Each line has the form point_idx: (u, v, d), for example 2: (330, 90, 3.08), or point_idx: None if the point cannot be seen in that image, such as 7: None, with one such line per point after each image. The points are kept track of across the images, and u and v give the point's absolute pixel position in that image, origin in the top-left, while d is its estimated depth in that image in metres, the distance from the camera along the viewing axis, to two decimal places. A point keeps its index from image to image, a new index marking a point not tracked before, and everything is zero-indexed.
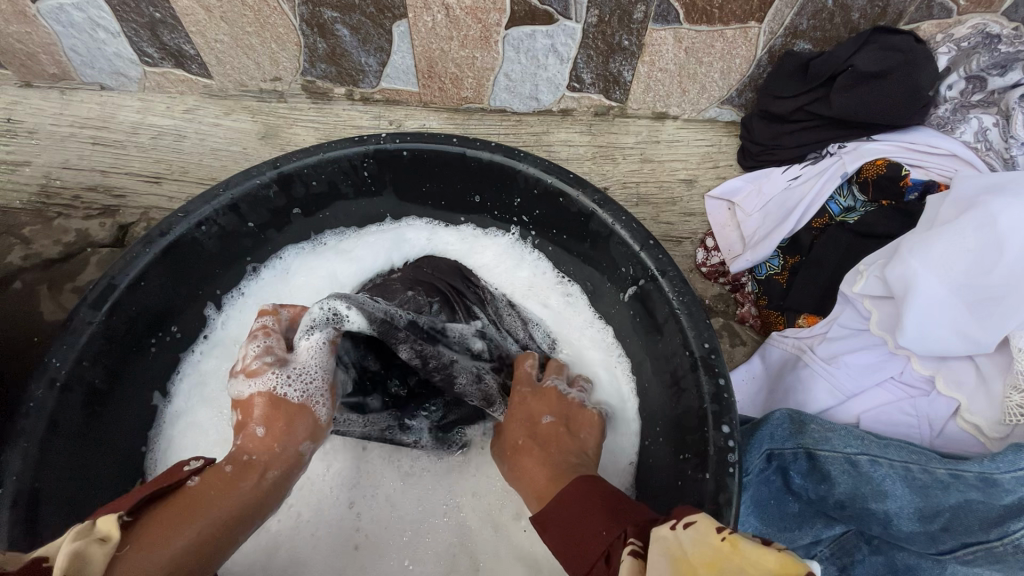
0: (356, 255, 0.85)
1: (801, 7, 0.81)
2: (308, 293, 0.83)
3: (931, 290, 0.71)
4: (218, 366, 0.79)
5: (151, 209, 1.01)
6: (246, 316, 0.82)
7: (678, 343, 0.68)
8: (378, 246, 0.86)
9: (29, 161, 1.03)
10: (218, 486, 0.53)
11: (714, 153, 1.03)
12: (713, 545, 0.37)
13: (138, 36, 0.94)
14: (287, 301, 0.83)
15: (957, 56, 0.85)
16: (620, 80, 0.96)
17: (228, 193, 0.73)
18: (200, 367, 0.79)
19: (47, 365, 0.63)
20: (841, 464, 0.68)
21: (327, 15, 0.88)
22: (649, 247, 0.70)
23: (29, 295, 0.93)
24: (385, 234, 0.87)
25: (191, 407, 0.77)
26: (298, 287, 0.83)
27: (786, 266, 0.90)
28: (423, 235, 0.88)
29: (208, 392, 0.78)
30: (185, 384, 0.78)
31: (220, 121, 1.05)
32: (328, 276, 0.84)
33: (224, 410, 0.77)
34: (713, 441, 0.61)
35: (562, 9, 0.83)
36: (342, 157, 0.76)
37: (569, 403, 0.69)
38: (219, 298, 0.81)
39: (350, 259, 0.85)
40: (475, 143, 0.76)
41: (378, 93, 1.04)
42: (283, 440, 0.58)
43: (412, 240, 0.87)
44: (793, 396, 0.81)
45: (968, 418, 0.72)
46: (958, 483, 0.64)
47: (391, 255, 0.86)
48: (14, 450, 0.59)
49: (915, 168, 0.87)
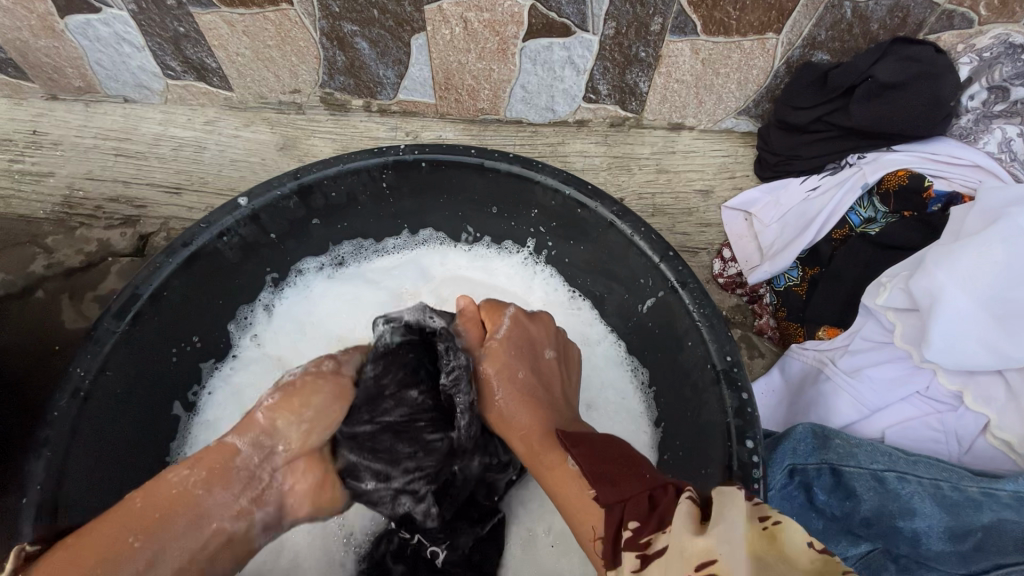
0: (380, 286, 0.88)
1: (820, 19, 0.81)
2: (339, 316, 0.86)
3: (958, 303, 0.69)
4: (251, 379, 0.82)
5: (171, 219, 1.02)
6: (278, 332, 0.85)
7: (699, 355, 0.67)
8: (401, 271, 0.89)
9: (53, 172, 1.05)
10: (145, 492, 0.51)
11: (731, 163, 1.03)
12: (755, 531, 0.40)
13: (162, 50, 0.96)
14: (314, 321, 0.86)
15: (979, 66, 0.84)
16: (636, 91, 0.96)
17: (248, 205, 0.73)
18: (231, 381, 0.82)
19: (71, 375, 0.63)
20: (868, 481, 0.66)
21: (346, 29, 0.89)
22: (669, 258, 0.70)
23: (53, 305, 0.95)
24: (406, 266, 0.90)
25: (219, 421, 0.79)
26: (332, 315, 0.86)
27: (805, 277, 0.90)
28: (447, 267, 0.90)
29: (242, 402, 0.80)
30: (215, 398, 0.80)
31: (240, 133, 1.06)
32: (354, 301, 0.87)
33: None
34: (737, 455, 0.60)
35: (580, 22, 0.84)
36: (362, 169, 0.77)
37: (566, 342, 0.72)
38: (238, 313, 0.83)
39: (375, 287, 0.88)
40: (493, 154, 0.76)
41: (395, 105, 1.05)
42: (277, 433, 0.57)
43: (432, 267, 0.90)
44: (814, 410, 0.79)
45: (998, 435, 0.71)
46: (991, 502, 0.62)
47: (410, 285, 0.88)
48: (40, 459, 0.59)
49: (938, 179, 0.86)
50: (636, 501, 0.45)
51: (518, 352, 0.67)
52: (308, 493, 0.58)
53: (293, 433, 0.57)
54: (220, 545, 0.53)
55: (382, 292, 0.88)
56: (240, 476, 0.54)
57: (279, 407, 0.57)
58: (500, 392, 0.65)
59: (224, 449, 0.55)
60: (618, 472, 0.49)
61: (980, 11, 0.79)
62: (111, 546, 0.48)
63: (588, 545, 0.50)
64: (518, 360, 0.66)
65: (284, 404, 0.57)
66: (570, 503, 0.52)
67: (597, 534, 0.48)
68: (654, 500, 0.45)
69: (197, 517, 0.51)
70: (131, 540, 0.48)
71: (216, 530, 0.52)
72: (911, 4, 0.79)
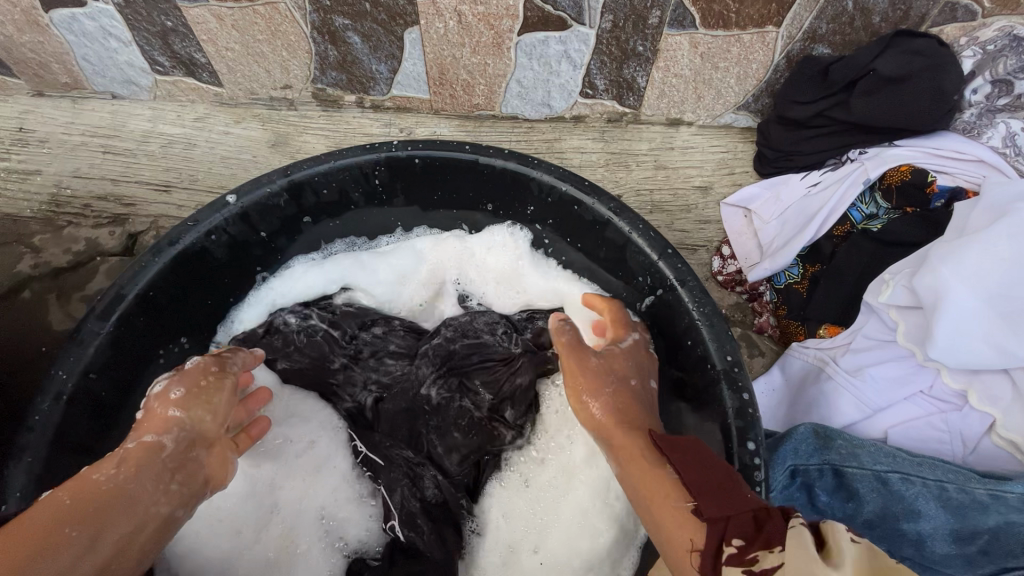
0: (371, 278, 0.84)
1: (821, 11, 0.80)
2: None
3: (962, 302, 0.68)
4: None
5: (161, 218, 1.00)
6: None
7: (699, 355, 0.66)
8: (395, 257, 0.85)
9: (40, 170, 1.03)
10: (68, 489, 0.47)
11: (730, 159, 1.01)
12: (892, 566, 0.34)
13: (150, 44, 0.94)
14: None
15: (983, 59, 0.82)
16: (634, 85, 0.95)
17: (237, 203, 0.72)
18: None
19: (53, 379, 0.61)
20: (871, 482, 0.65)
21: (338, 23, 0.88)
22: (668, 256, 0.69)
23: (40, 305, 0.93)
24: (402, 251, 0.85)
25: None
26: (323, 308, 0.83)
27: (806, 274, 0.88)
28: (445, 253, 0.85)
29: None
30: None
31: (231, 129, 1.04)
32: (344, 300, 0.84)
33: None
34: (738, 458, 0.58)
35: (576, 15, 0.82)
36: (353, 164, 0.75)
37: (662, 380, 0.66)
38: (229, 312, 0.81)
39: (368, 279, 0.84)
40: (488, 150, 0.74)
41: (389, 101, 1.03)
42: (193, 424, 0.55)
43: (426, 254, 0.85)
44: (816, 411, 0.78)
45: (1003, 435, 0.69)
46: (999, 504, 0.61)
47: (404, 276, 0.85)
48: (21, 464, 0.58)
49: (941, 174, 0.84)
50: (741, 518, 0.40)
51: (625, 364, 0.62)
52: (226, 468, 0.57)
53: (201, 420, 0.56)
54: (155, 530, 0.50)
55: (377, 284, 0.84)
56: (165, 465, 0.52)
57: (189, 398, 0.56)
58: (592, 397, 0.59)
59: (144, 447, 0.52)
60: (720, 485, 0.43)
61: (984, 3, 0.78)
62: (36, 539, 0.43)
63: (681, 559, 0.43)
64: (618, 369, 0.61)
65: (191, 398, 0.56)
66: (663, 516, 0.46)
67: (696, 544, 0.42)
68: (761, 522, 0.39)
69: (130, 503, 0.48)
70: (69, 531, 0.44)
71: (147, 514, 0.50)
72: None
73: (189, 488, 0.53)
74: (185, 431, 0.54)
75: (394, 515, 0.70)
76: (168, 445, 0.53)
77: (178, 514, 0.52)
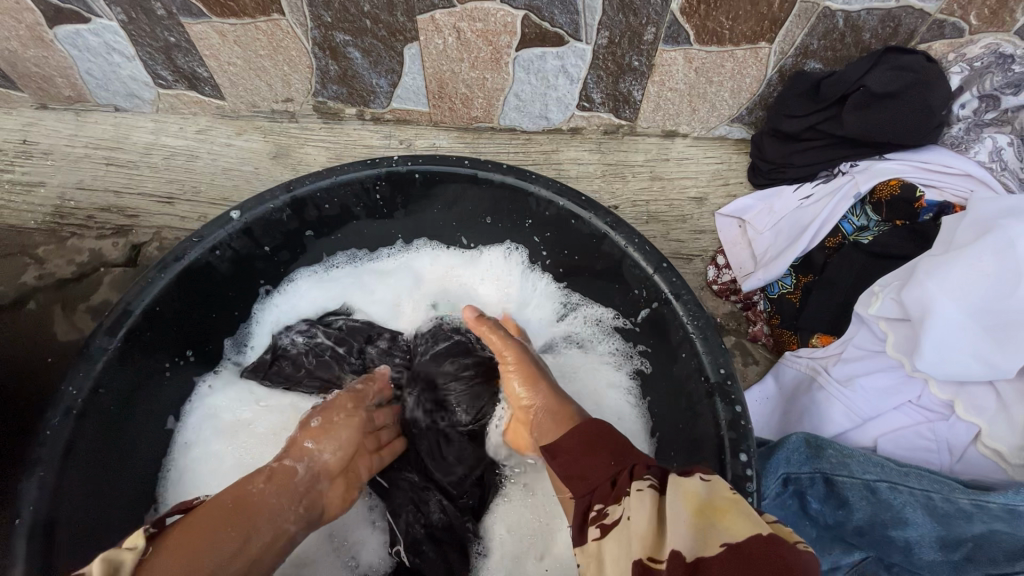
0: (373, 298, 0.88)
1: (812, 28, 0.82)
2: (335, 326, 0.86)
3: (949, 315, 0.70)
4: (234, 401, 0.80)
5: (164, 229, 1.02)
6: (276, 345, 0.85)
7: (693, 367, 0.67)
8: (396, 278, 0.89)
9: (44, 182, 1.04)
10: (231, 496, 0.56)
11: (724, 170, 1.03)
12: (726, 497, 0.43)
13: (152, 59, 0.95)
14: None
15: (970, 76, 0.84)
16: (630, 99, 0.96)
17: (241, 218, 0.73)
18: (211, 401, 0.80)
19: (63, 394, 0.63)
20: (860, 490, 0.67)
21: (338, 38, 0.89)
22: (663, 270, 0.70)
23: (46, 316, 0.94)
24: (399, 272, 0.89)
25: (199, 440, 0.78)
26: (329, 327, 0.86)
27: (798, 285, 0.90)
28: (442, 272, 0.90)
29: (222, 424, 0.79)
30: (196, 415, 0.79)
31: (232, 141, 1.06)
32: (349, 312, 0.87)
33: (247, 444, 0.78)
34: (731, 469, 0.60)
35: (573, 31, 0.84)
36: (354, 180, 0.76)
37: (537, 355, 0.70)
38: (239, 331, 0.84)
39: (371, 299, 0.88)
40: (486, 165, 0.76)
41: (389, 113, 1.04)
42: (324, 454, 0.64)
43: (423, 272, 0.90)
44: (808, 419, 0.80)
45: (988, 444, 0.71)
46: (983, 514, 0.61)
47: (404, 293, 0.88)
48: (33, 479, 0.59)
49: (930, 188, 0.86)
50: (602, 488, 0.49)
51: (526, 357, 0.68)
52: (343, 500, 0.65)
53: (327, 455, 0.64)
54: (281, 546, 0.57)
55: (376, 300, 0.88)
56: (297, 489, 0.60)
57: (319, 431, 0.65)
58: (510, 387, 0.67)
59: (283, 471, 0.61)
60: (585, 465, 0.52)
61: (971, 20, 0.80)
62: (208, 538, 0.51)
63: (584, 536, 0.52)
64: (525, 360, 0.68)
65: (324, 431, 0.65)
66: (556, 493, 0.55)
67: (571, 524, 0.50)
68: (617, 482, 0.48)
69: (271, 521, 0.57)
70: (226, 531, 0.53)
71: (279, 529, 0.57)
72: (902, 14, 0.79)
73: (311, 513, 0.61)
74: (312, 464, 0.63)
75: (399, 539, 0.73)
76: (300, 473, 0.62)
77: (299, 535, 0.60)
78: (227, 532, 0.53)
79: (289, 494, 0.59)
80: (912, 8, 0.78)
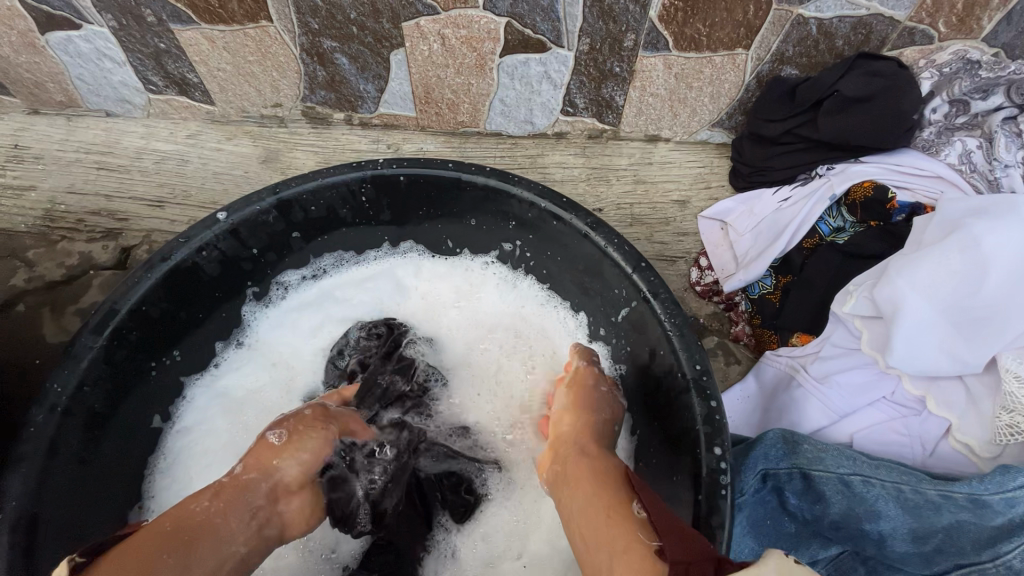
0: (351, 300, 0.90)
1: (787, 35, 0.84)
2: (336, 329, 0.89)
3: (919, 312, 0.71)
4: (240, 378, 0.84)
5: (154, 233, 1.03)
6: (275, 338, 0.87)
7: (671, 364, 0.68)
8: (377, 287, 0.91)
9: (35, 185, 1.05)
10: (173, 516, 0.53)
11: (706, 174, 1.05)
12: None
13: (144, 65, 0.97)
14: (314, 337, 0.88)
15: (940, 80, 0.87)
16: (612, 104, 0.99)
17: (227, 220, 0.74)
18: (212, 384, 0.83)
19: (48, 391, 0.63)
20: (836, 484, 0.68)
21: (326, 45, 0.91)
22: (642, 269, 0.72)
23: (34, 318, 0.95)
24: (379, 277, 0.91)
25: (202, 420, 0.81)
26: (311, 330, 0.88)
27: (778, 285, 0.92)
28: (423, 281, 0.92)
29: (226, 404, 0.82)
30: (200, 399, 0.82)
31: (222, 145, 1.07)
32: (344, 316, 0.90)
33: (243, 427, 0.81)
34: (705, 462, 0.61)
35: (555, 38, 0.86)
36: (340, 183, 0.78)
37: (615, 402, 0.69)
38: (233, 333, 0.86)
39: (347, 303, 0.90)
40: (470, 168, 0.78)
41: (377, 118, 1.06)
42: (289, 460, 0.60)
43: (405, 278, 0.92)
44: (786, 416, 0.81)
45: (960, 438, 0.72)
46: (949, 504, 0.64)
47: (385, 297, 0.91)
48: (16, 474, 0.59)
49: (902, 190, 0.87)
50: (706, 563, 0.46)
51: (603, 406, 0.67)
52: (306, 520, 0.61)
53: (290, 471, 0.60)
54: (232, 568, 0.54)
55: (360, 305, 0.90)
56: (250, 506, 0.57)
57: (284, 446, 0.61)
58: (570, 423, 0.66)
59: (238, 482, 0.58)
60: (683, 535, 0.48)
61: (940, 27, 0.82)
62: (149, 558, 0.49)
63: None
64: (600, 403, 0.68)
65: (293, 436, 0.61)
66: (612, 548, 0.50)
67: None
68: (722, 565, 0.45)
69: (219, 539, 0.53)
70: (165, 556, 0.49)
71: (229, 553, 0.54)
72: (873, 21, 0.82)
73: (266, 536, 0.57)
74: (277, 483, 0.59)
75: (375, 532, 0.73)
76: (252, 483, 0.58)
77: (253, 558, 0.56)
78: (169, 556, 0.50)
79: (235, 507, 0.56)
80: (882, 16, 0.81)
